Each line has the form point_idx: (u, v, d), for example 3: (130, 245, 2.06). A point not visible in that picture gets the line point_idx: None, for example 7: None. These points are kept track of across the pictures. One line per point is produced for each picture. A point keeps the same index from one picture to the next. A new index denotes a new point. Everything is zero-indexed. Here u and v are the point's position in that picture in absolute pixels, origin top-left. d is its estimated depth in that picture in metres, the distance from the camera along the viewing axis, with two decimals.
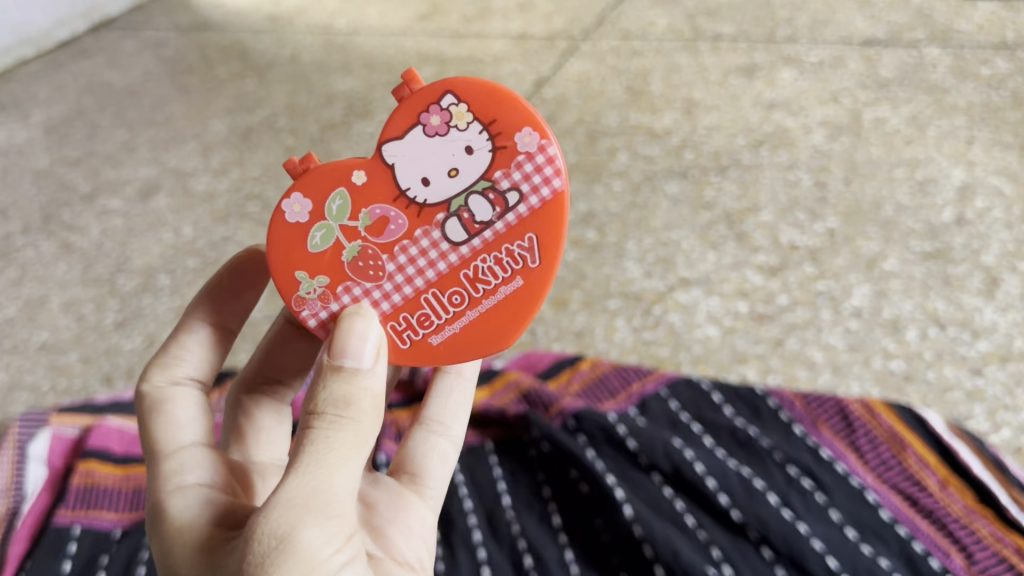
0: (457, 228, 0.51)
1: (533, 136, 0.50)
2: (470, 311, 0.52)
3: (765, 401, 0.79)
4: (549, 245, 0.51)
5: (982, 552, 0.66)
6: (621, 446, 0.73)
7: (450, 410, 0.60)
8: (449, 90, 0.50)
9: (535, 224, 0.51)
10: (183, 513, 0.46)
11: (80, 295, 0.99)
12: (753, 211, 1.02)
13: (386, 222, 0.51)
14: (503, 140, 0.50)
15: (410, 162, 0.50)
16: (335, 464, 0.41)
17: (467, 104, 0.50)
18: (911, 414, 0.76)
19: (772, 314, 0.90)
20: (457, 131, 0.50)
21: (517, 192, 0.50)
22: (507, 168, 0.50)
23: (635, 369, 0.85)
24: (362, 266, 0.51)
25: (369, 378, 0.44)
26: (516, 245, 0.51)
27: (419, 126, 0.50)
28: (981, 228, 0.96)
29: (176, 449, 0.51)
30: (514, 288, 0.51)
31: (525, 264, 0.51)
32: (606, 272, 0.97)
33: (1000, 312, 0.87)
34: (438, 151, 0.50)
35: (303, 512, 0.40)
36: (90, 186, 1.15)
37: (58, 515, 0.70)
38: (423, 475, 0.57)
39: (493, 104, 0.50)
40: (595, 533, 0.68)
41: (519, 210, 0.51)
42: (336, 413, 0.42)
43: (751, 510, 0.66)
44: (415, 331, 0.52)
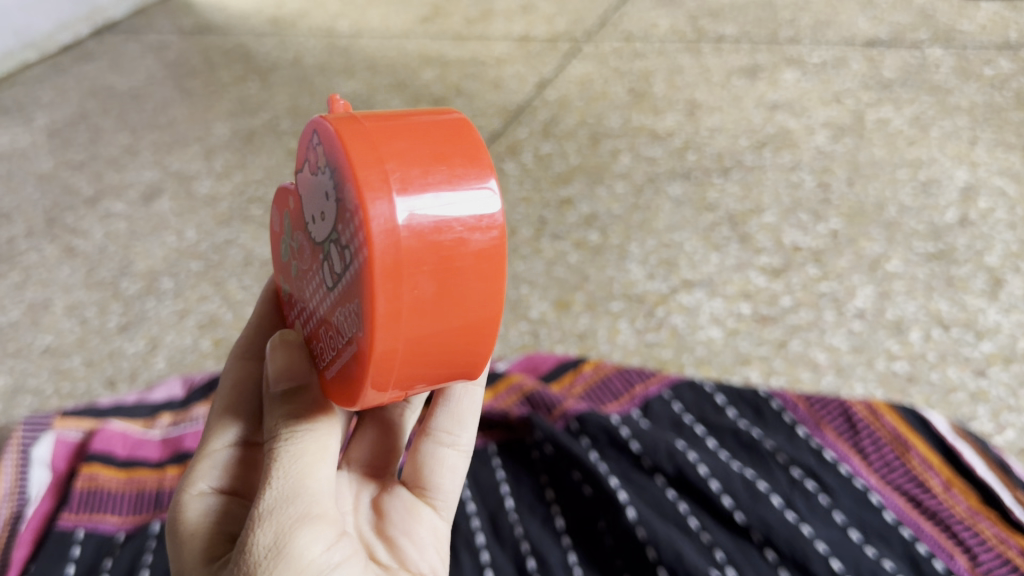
0: (329, 274, 0.42)
1: (350, 192, 0.38)
2: (336, 360, 0.43)
3: (768, 403, 0.79)
4: (364, 319, 0.38)
5: (986, 554, 0.65)
6: (624, 448, 0.73)
7: (458, 417, 0.56)
8: (318, 124, 0.41)
9: (355, 289, 0.38)
10: (195, 518, 0.47)
11: (83, 299, 0.99)
12: (756, 213, 1.02)
13: (303, 253, 0.45)
14: (339, 189, 0.39)
15: (308, 196, 0.43)
16: (305, 467, 0.43)
17: (324, 144, 0.40)
18: (914, 415, 0.76)
19: (775, 316, 0.90)
20: (319, 173, 0.41)
21: (349, 250, 0.39)
22: (343, 221, 0.39)
23: (637, 371, 0.84)
24: (299, 286, 0.47)
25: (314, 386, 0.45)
26: (349, 306, 0.39)
27: (309, 160, 0.43)
28: (985, 228, 0.95)
29: (218, 445, 0.51)
30: (351, 352, 0.40)
31: (356, 331, 0.39)
32: (609, 274, 0.97)
33: (1004, 313, 0.87)
34: (317, 190, 0.42)
35: (283, 516, 0.41)
36: (93, 189, 1.15)
37: (62, 519, 0.70)
38: (434, 488, 0.56)
39: (335, 144, 0.39)
40: (598, 535, 0.67)
41: (350, 270, 0.39)
42: (290, 427, 0.44)
43: (755, 512, 0.66)
44: (318, 361, 0.45)
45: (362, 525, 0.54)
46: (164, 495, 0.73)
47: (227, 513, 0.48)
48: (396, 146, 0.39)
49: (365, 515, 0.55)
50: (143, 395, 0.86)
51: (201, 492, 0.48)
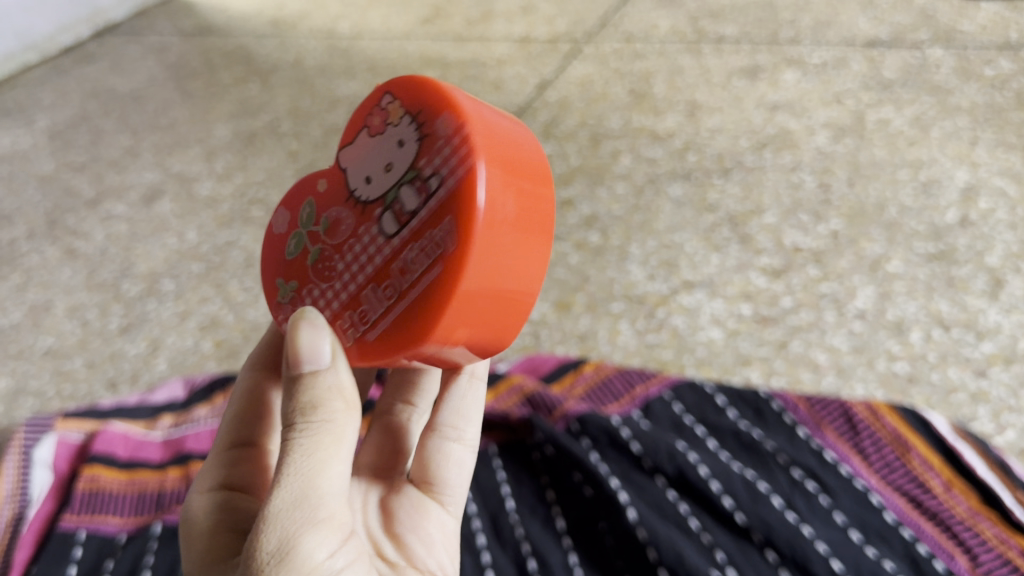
0: (389, 221, 0.46)
1: (451, 120, 0.45)
2: (397, 304, 0.45)
3: (768, 403, 0.79)
4: (464, 229, 0.43)
5: (987, 554, 0.65)
6: (624, 449, 0.73)
7: (463, 413, 0.59)
8: (393, 89, 0.49)
9: (451, 206, 0.44)
10: (197, 516, 0.50)
11: (85, 300, 0.99)
12: (756, 213, 1.02)
13: (338, 224, 0.49)
14: (428, 128, 0.46)
15: (358, 164, 0.49)
16: (319, 466, 0.42)
17: (399, 100, 0.48)
18: (914, 415, 0.76)
19: (776, 316, 0.90)
20: (392, 127, 0.48)
21: (438, 176, 0.44)
22: (430, 155, 0.45)
23: (638, 372, 0.84)
24: (322, 268, 0.50)
25: (330, 374, 0.44)
26: (434, 231, 0.44)
27: (365, 128, 0.49)
28: (985, 229, 0.95)
29: (222, 448, 0.55)
30: (433, 276, 0.44)
31: (442, 252, 0.44)
32: (609, 275, 0.97)
33: (1004, 313, 0.87)
34: (379, 149, 0.48)
35: (290, 522, 0.41)
36: (95, 191, 1.15)
37: (64, 520, 0.70)
38: (442, 484, 0.57)
39: (421, 93, 0.47)
40: (599, 536, 0.68)
41: (438, 195, 0.44)
42: (305, 420, 0.43)
43: (755, 513, 0.66)
44: (357, 327, 0.47)
45: (371, 523, 0.54)
46: (166, 497, 0.73)
47: (226, 506, 0.50)
48: (473, 104, 0.47)
49: (373, 514, 0.55)
50: (144, 396, 0.86)
51: (206, 493, 0.51)
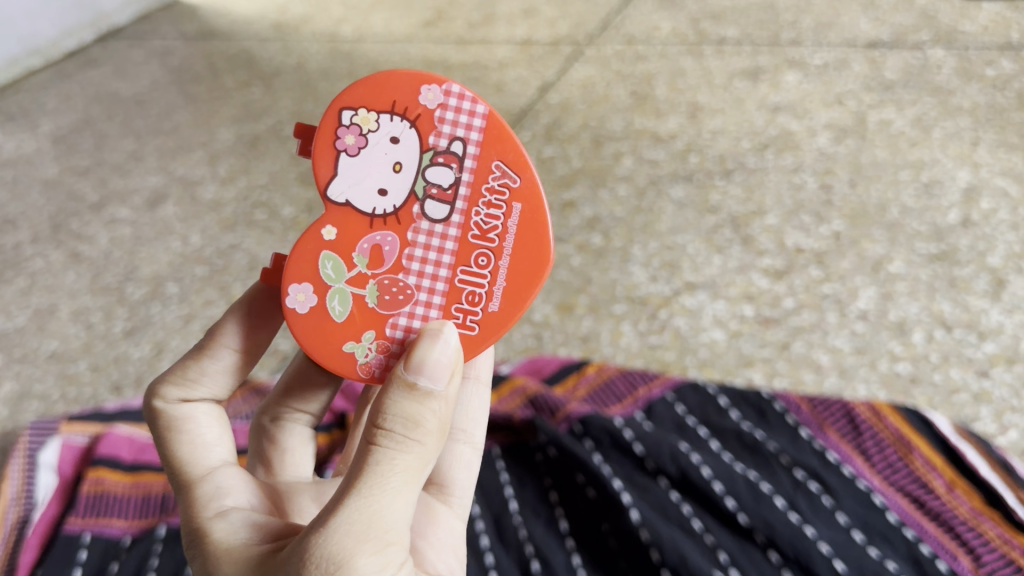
0: (436, 206, 0.53)
1: (432, 89, 0.53)
2: (500, 262, 0.54)
3: (770, 405, 0.79)
4: (514, 157, 0.54)
5: (990, 554, 0.66)
6: (628, 451, 0.73)
7: (471, 416, 0.60)
8: (346, 106, 0.53)
9: (492, 151, 0.54)
10: (228, 530, 0.45)
11: (89, 304, 0.99)
12: (758, 215, 1.02)
13: (381, 248, 0.53)
14: (414, 112, 0.53)
15: (358, 187, 0.53)
16: (397, 491, 0.42)
17: (365, 108, 0.53)
18: (918, 416, 0.77)
19: (778, 317, 0.90)
20: (374, 135, 0.53)
21: (456, 140, 0.53)
22: (434, 130, 0.53)
23: (641, 373, 0.85)
24: (390, 298, 0.53)
25: (440, 399, 0.44)
26: (491, 180, 0.54)
27: (342, 153, 0.53)
28: (987, 229, 0.96)
29: (208, 470, 0.50)
30: (517, 212, 0.54)
31: (511, 188, 0.54)
32: (612, 276, 0.97)
33: (1007, 314, 0.87)
34: (373, 161, 0.53)
35: (361, 540, 0.40)
36: (98, 195, 1.16)
37: (69, 523, 0.71)
38: (450, 484, 0.58)
39: (380, 94, 0.53)
40: (602, 538, 0.68)
41: (469, 152, 0.53)
42: (402, 433, 0.43)
43: (758, 514, 0.66)
44: (471, 310, 0.53)
45: None
46: (170, 500, 0.73)
47: (253, 518, 0.47)
48: None
49: None
50: None
51: (220, 513, 0.47)
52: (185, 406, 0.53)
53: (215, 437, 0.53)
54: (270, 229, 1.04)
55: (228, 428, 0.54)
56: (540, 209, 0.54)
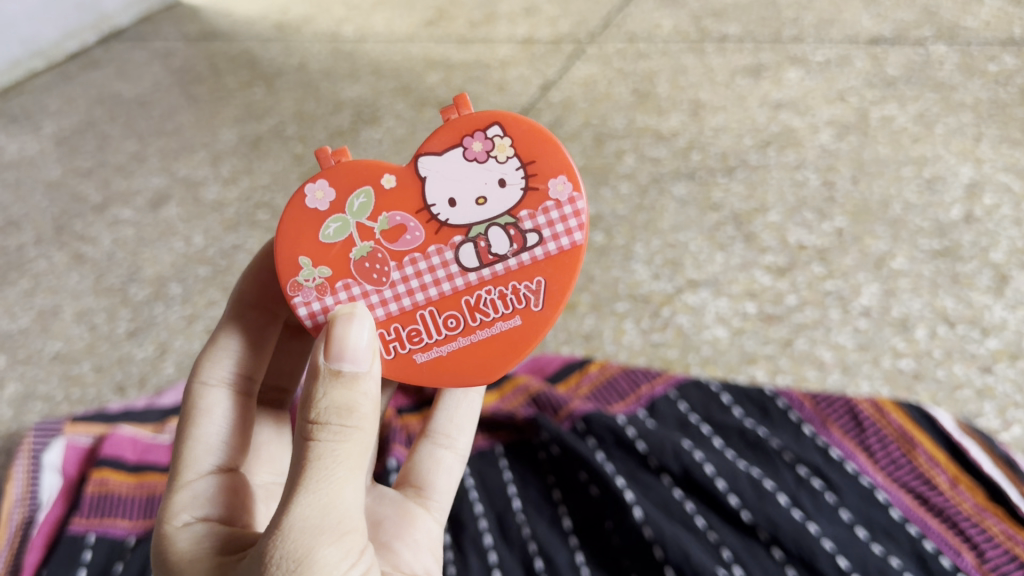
0: (472, 254, 0.55)
1: (566, 186, 0.55)
2: (461, 337, 0.56)
3: (774, 402, 0.79)
4: (555, 294, 0.56)
5: (993, 550, 0.66)
6: (631, 448, 0.73)
7: (456, 423, 0.61)
8: (502, 119, 0.55)
9: (547, 270, 0.56)
10: (183, 542, 0.48)
11: (92, 305, 0.99)
12: (761, 212, 1.02)
13: (404, 230, 0.55)
14: (538, 182, 0.55)
15: (439, 180, 0.55)
16: (342, 479, 0.44)
17: (512, 140, 0.55)
18: (920, 412, 0.76)
19: (781, 314, 0.90)
20: (495, 161, 0.55)
21: (538, 235, 0.55)
22: (533, 210, 0.55)
23: (643, 371, 0.85)
24: (367, 267, 0.55)
25: (366, 381, 0.46)
26: (524, 284, 0.56)
27: (460, 148, 0.55)
28: (990, 225, 0.95)
29: (193, 476, 0.53)
30: (511, 325, 0.56)
31: (527, 306, 0.56)
32: (614, 274, 0.97)
33: (1010, 309, 0.87)
34: (473, 176, 0.55)
35: (318, 533, 0.43)
36: (101, 197, 1.16)
37: (74, 524, 0.71)
38: (429, 489, 0.59)
39: (536, 146, 0.55)
40: (606, 535, 0.68)
41: (535, 252, 0.55)
42: (339, 422, 0.44)
43: (762, 510, 0.66)
44: (402, 344, 0.56)
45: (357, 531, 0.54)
46: None
47: (214, 532, 0.49)
48: None
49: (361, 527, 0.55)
50: (152, 399, 0.87)
51: (185, 523, 0.50)
52: (203, 397, 0.56)
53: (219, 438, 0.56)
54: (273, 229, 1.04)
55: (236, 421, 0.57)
56: (527, 343, 0.56)
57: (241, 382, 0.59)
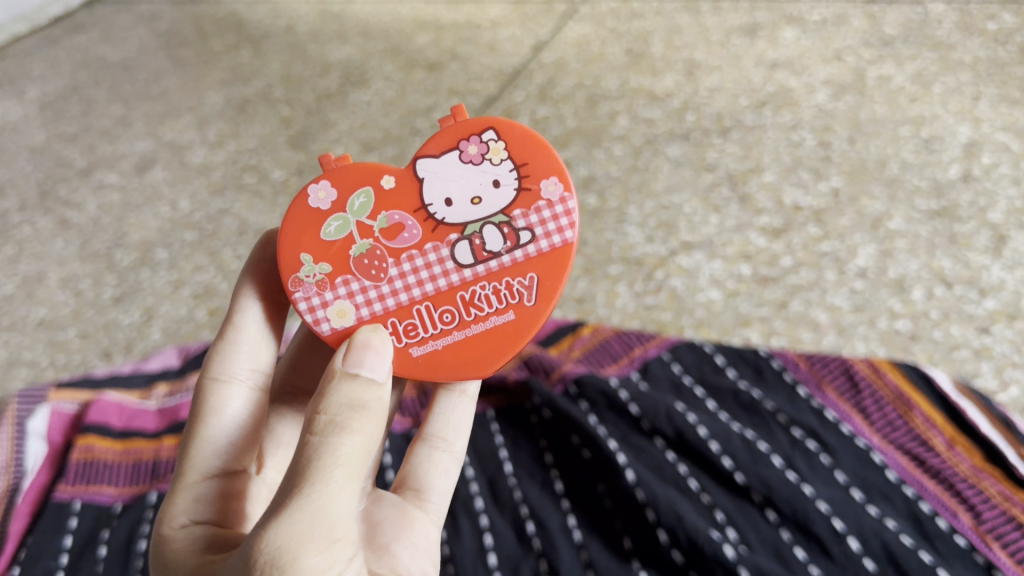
0: (467, 251, 0.54)
1: (558, 186, 0.54)
2: (456, 332, 0.54)
3: (768, 362, 0.80)
4: (548, 289, 0.54)
5: (991, 512, 0.67)
6: (623, 412, 0.76)
7: (452, 425, 0.60)
8: (496, 123, 0.55)
9: (540, 266, 0.54)
10: (182, 543, 0.47)
11: (77, 271, 0.97)
12: (756, 172, 0.99)
13: (401, 228, 0.54)
14: (530, 183, 0.54)
15: (437, 180, 0.54)
16: (340, 482, 0.41)
17: (505, 143, 0.55)
18: (916, 373, 0.78)
19: (775, 276, 0.89)
20: (490, 163, 0.54)
21: (531, 232, 0.54)
22: (526, 209, 0.54)
23: (637, 334, 0.86)
24: (365, 263, 0.54)
25: (380, 389, 0.45)
26: (517, 280, 0.54)
27: (457, 151, 0.55)
28: (988, 185, 0.95)
29: (196, 477, 0.51)
30: (505, 320, 0.54)
31: (521, 301, 0.54)
32: (607, 238, 0.95)
33: (1008, 269, 0.87)
34: (469, 177, 0.54)
35: (308, 536, 0.39)
36: (86, 161, 1.09)
37: (59, 491, 0.74)
38: (427, 490, 0.58)
39: (528, 148, 0.55)
40: (597, 498, 0.71)
41: (528, 249, 0.54)
42: (347, 417, 0.42)
43: (755, 473, 0.69)
44: (399, 338, 0.54)
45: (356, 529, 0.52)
46: (160, 466, 0.76)
47: (214, 535, 0.48)
48: None
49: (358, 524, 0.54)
50: (138, 365, 0.87)
51: (184, 525, 0.48)
52: (215, 391, 0.54)
53: (228, 438, 0.53)
54: (261, 193, 1.00)
55: (256, 412, 0.55)
56: (520, 340, 0.54)
57: (254, 377, 0.56)
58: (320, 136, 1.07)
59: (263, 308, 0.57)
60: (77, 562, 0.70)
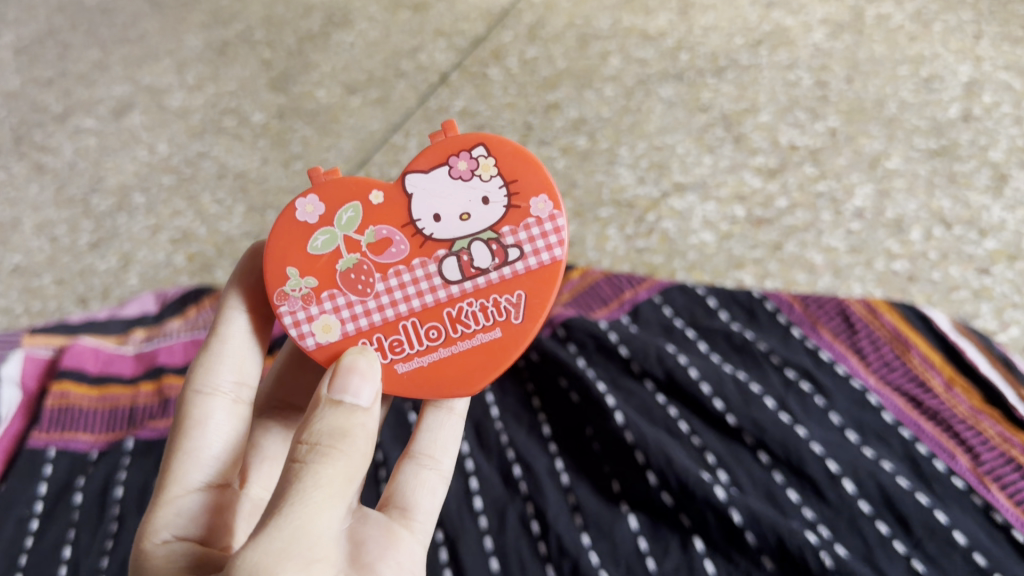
0: (454, 267, 0.53)
1: (547, 204, 0.54)
2: (442, 349, 0.53)
3: (762, 305, 0.78)
4: (535, 306, 0.53)
5: (989, 454, 0.65)
6: (613, 354, 0.73)
7: (440, 444, 0.57)
8: (486, 141, 0.54)
9: (528, 284, 0.53)
10: (161, 557, 0.46)
11: (53, 217, 0.95)
12: (752, 112, 0.95)
13: (389, 244, 0.53)
14: (519, 200, 0.54)
15: (425, 197, 0.54)
16: (321, 505, 0.40)
17: (495, 159, 0.54)
18: (915, 313, 0.76)
19: (771, 217, 0.87)
20: (479, 180, 0.54)
21: (519, 249, 0.53)
22: (515, 226, 0.54)
23: (627, 277, 0.83)
24: (353, 277, 0.53)
25: (365, 414, 0.44)
26: (504, 297, 0.53)
27: (446, 167, 0.54)
28: (989, 124, 0.92)
29: (179, 491, 0.50)
30: (491, 337, 0.53)
31: (507, 318, 0.53)
32: (598, 179, 0.92)
33: (1009, 210, 0.85)
34: (458, 194, 0.54)
35: (283, 557, 0.38)
36: (62, 105, 1.06)
37: (34, 439, 0.72)
38: (413, 508, 0.54)
39: (518, 167, 0.54)
40: (585, 442, 0.69)
41: (516, 266, 0.53)
42: (329, 443, 0.42)
43: (747, 414, 0.67)
44: (384, 353, 0.53)
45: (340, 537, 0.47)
46: (138, 412, 0.74)
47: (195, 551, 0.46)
48: None
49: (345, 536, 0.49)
50: (115, 310, 0.86)
51: (165, 539, 0.47)
52: (197, 404, 0.52)
53: (213, 452, 0.52)
54: (241, 137, 0.98)
55: (241, 426, 0.54)
56: (506, 358, 0.53)
57: (238, 391, 0.54)
58: (301, 79, 1.03)
59: (251, 321, 0.56)
60: (52, 510, 0.68)
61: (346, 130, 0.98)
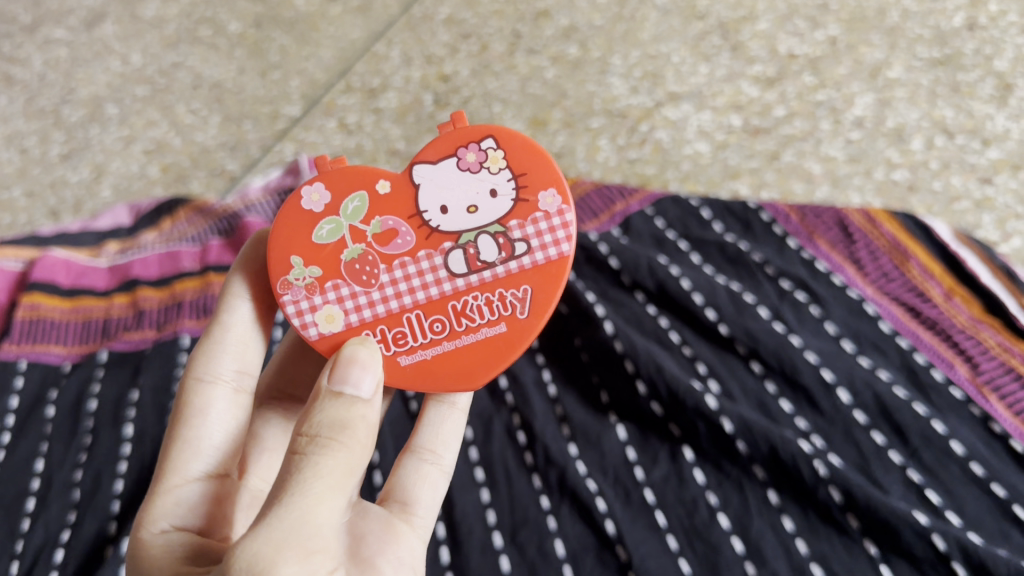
0: (460, 260, 0.50)
1: (556, 198, 0.51)
2: (446, 342, 0.50)
3: (757, 214, 0.74)
4: (541, 303, 0.50)
5: (988, 363, 0.63)
6: (603, 266, 0.70)
7: (442, 438, 0.54)
8: (496, 134, 0.51)
9: (534, 279, 0.50)
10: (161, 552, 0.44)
11: (22, 129, 0.93)
12: (750, 20, 0.91)
13: (395, 235, 0.50)
14: (527, 194, 0.50)
15: (433, 187, 0.50)
16: (320, 496, 0.38)
17: (505, 152, 0.51)
18: (915, 222, 0.72)
19: (768, 126, 0.85)
20: (488, 173, 0.50)
21: (526, 244, 0.50)
22: (523, 220, 0.50)
23: (618, 188, 0.80)
24: (357, 268, 0.50)
25: (365, 406, 0.41)
26: (510, 292, 0.50)
27: (454, 159, 0.51)
28: (995, 33, 0.88)
29: (179, 479, 0.47)
30: (496, 332, 0.50)
31: (513, 313, 0.50)
32: (589, 89, 0.89)
33: (1013, 119, 0.82)
34: (465, 185, 0.50)
35: (284, 547, 0.36)
36: (31, 15, 1.00)
37: (3, 350, 0.69)
38: (413, 503, 0.51)
39: (527, 159, 0.51)
40: (573, 352, 0.66)
41: (523, 260, 0.50)
42: (328, 436, 0.39)
43: (740, 323, 0.64)
44: (387, 345, 0.50)
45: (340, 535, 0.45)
46: (112, 324, 0.71)
47: (193, 547, 0.44)
48: None
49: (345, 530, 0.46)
50: (87, 224, 0.83)
51: (162, 530, 0.45)
52: (198, 393, 0.49)
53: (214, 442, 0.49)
54: (216, 46, 0.95)
55: (241, 413, 0.51)
56: (511, 354, 0.50)
57: (239, 379, 0.51)
58: None
59: (255, 310, 0.53)
60: (24, 423, 0.66)
61: (326, 38, 0.94)
